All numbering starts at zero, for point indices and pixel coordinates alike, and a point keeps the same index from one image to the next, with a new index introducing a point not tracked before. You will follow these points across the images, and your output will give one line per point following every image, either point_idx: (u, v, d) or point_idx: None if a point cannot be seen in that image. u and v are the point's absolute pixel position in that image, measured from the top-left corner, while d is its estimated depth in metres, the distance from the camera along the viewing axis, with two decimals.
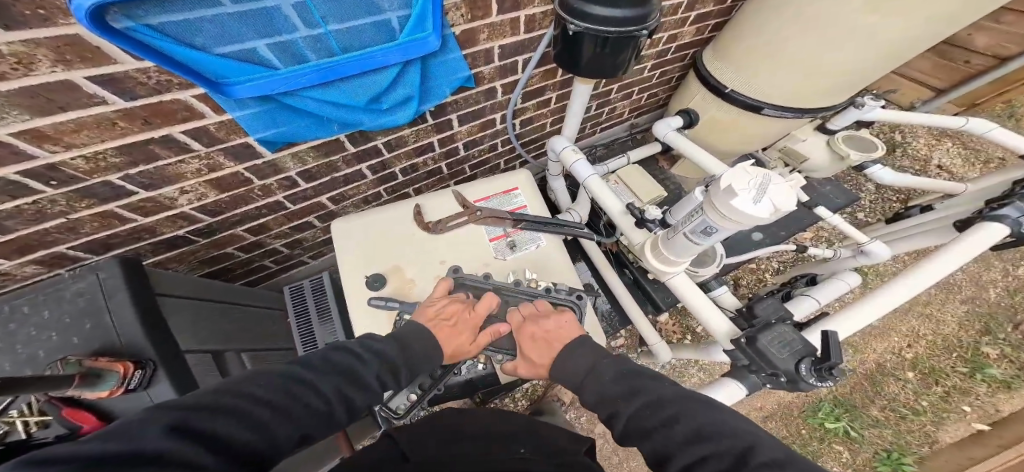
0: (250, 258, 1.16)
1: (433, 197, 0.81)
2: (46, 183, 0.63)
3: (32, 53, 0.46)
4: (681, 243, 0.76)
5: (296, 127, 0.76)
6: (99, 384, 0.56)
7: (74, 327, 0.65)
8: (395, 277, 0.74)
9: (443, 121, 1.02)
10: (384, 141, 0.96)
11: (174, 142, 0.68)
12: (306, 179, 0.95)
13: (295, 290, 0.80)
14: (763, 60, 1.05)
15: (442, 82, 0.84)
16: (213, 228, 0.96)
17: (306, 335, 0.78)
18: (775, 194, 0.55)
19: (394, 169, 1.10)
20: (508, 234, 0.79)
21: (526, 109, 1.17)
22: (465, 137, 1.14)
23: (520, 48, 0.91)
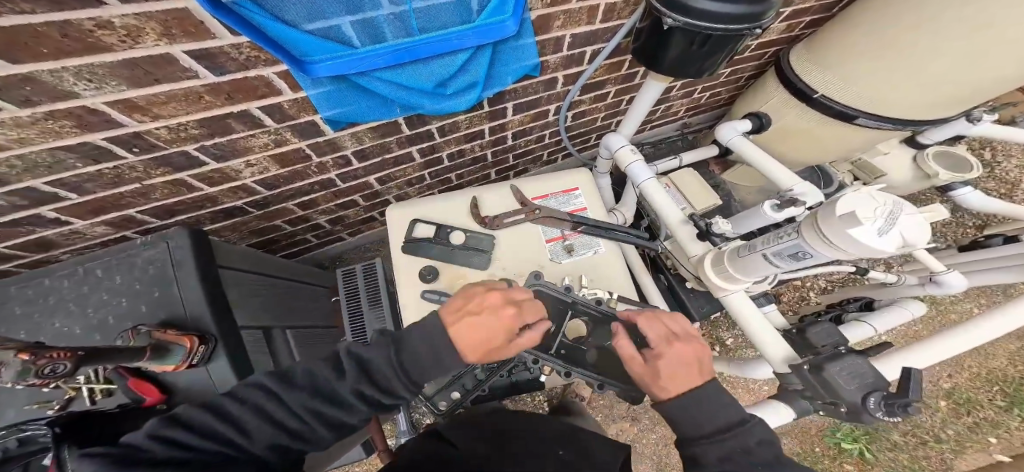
0: (295, 232, 1.18)
1: (490, 190, 0.78)
2: (129, 150, 0.65)
3: (141, 27, 0.44)
4: (756, 264, 0.69)
5: (360, 106, 0.74)
6: (165, 357, 0.56)
7: (143, 294, 0.68)
8: (448, 271, 0.72)
9: (499, 108, 0.98)
10: (438, 126, 0.94)
11: (249, 117, 0.67)
12: (359, 159, 0.94)
13: (346, 273, 0.77)
14: (878, 64, 0.91)
15: (508, 69, 0.80)
16: (267, 200, 0.97)
17: (355, 322, 0.73)
18: (907, 225, 0.47)
19: (442, 154, 1.08)
20: (566, 236, 0.75)
21: (582, 102, 1.12)
22: (516, 127, 1.10)
23: (591, 39, 0.85)
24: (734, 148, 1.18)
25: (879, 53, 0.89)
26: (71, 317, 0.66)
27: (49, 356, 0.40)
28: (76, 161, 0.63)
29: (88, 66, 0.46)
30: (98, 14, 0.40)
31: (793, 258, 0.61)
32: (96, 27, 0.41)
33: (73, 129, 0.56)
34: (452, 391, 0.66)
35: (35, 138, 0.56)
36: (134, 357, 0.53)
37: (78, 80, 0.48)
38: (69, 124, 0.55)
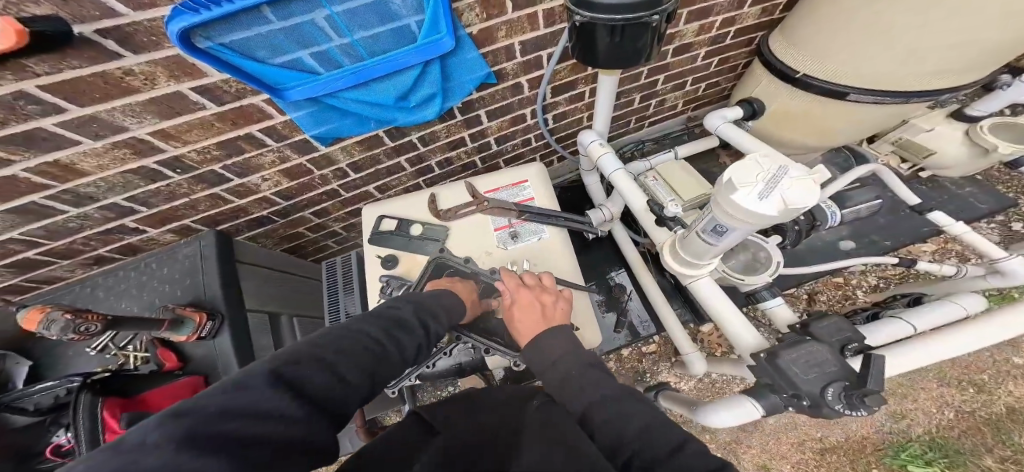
0: (317, 238, 1.37)
1: (447, 188, 0.86)
2: (173, 171, 0.85)
3: (154, 71, 0.62)
4: (699, 245, 0.72)
5: (341, 124, 0.89)
6: (179, 327, 0.75)
7: (179, 281, 0.87)
8: (406, 260, 0.81)
9: (473, 117, 1.07)
10: (418, 136, 1.05)
11: (253, 138, 0.85)
12: (354, 170, 1.09)
13: (330, 267, 0.94)
14: (849, 42, 0.92)
15: (464, 79, 0.89)
16: (287, 210, 1.16)
17: (333, 307, 0.89)
18: (788, 188, 0.51)
19: (431, 163, 1.20)
20: (513, 225, 0.81)
21: (559, 103, 1.16)
22: (496, 132, 1.17)
23: (542, 43, 0.92)
24: (722, 133, 1.10)
25: (853, 31, 0.90)
26: (132, 299, 0.88)
27: (86, 317, 0.65)
28: (139, 181, 0.85)
29: (127, 105, 0.66)
30: (122, 64, 0.59)
31: (717, 233, 0.64)
32: (124, 75, 0.61)
33: (131, 156, 0.77)
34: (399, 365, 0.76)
35: (108, 164, 0.77)
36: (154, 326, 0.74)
37: (125, 116, 0.68)
38: (128, 152, 0.76)
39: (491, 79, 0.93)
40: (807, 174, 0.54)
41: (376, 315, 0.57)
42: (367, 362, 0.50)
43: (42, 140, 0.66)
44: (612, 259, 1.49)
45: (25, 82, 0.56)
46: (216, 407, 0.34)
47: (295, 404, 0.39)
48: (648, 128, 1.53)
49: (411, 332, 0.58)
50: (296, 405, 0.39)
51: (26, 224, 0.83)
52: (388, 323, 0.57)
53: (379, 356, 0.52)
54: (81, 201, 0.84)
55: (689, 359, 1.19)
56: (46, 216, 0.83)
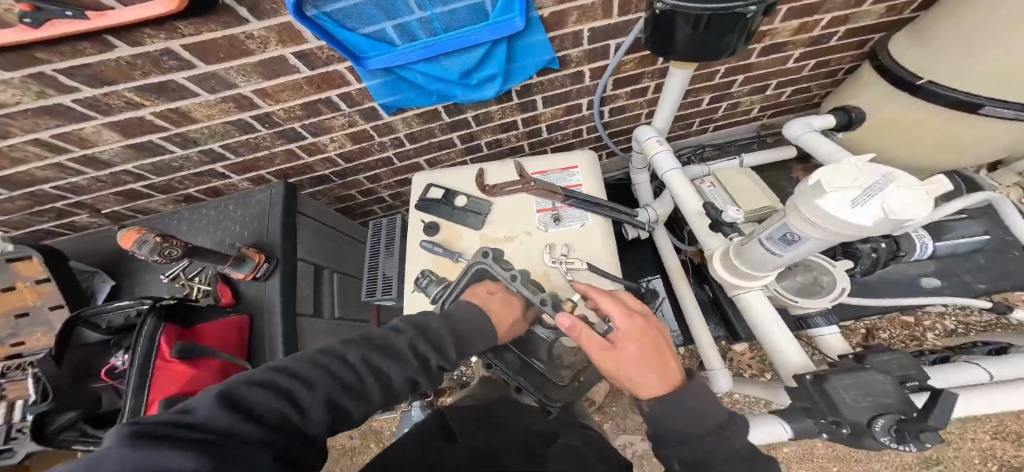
0: (365, 202, 1.45)
1: (495, 165, 0.88)
2: (263, 126, 0.94)
3: (269, 37, 0.70)
4: (757, 254, 0.66)
5: (407, 95, 0.93)
6: (241, 264, 0.83)
7: (249, 222, 0.96)
8: (447, 229, 0.83)
9: (528, 101, 1.07)
10: (474, 115, 1.08)
11: (331, 102, 0.92)
12: (411, 140, 1.14)
13: (376, 227, 0.98)
14: (1004, 45, 0.78)
15: (527, 62, 0.91)
16: (346, 171, 1.23)
17: (373, 265, 0.93)
18: (893, 196, 0.45)
19: (481, 142, 1.21)
20: (557, 208, 0.81)
21: (617, 97, 1.14)
22: (549, 120, 1.17)
23: (613, 33, 0.91)
24: (805, 145, 1.00)
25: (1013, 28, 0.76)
26: (208, 233, 0.98)
27: (170, 240, 0.74)
28: (234, 132, 0.95)
29: (241, 65, 0.74)
30: (246, 28, 0.67)
31: (787, 245, 0.59)
32: (246, 38, 0.69)
33: (234, 109, 0.87)
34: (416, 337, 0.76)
35: (215, 115, 0.87)
36: (220, 260, 0.80)
37: (238, 74, 0.76)
38: (232, 106, 0.86)
39: (554, 64, 0.94)
40: (919, 184, 0.47)
41: (365, 336, 0.51)
42: (342, 386, 0.44)
43: (171, 91, 0.77)
44: (648, 264, 1.43)
45: (174, 41, 0.66)
46: (166, 420, 0.31)
47: (243, 426, 0.33)
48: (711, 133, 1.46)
49: (408, 359, 0.51)
50: (241, 427, 0.33)
51: (139, 158, 0.96)
52: (379, 342, 0.51)
53: (353, 384, 0.45)
54: (185, 144, 0.95)
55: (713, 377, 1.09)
56: (156, 154, 0.95)
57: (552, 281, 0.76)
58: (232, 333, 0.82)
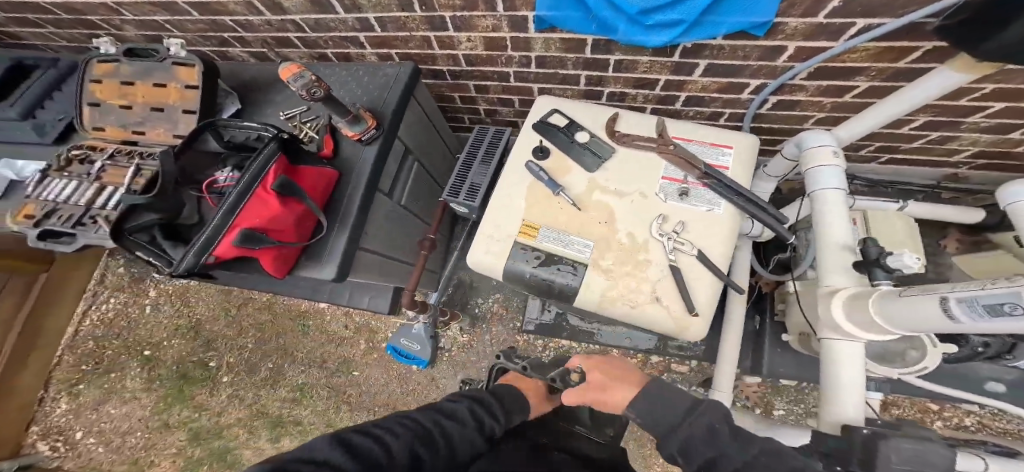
0: (455, 109, 1.31)
1: (635, 115, 0.76)
2: (418, 6, 0.85)
3: None
4: (920, 312, 0.49)
5: (567, 16, 0.78)
6: (356, 123, 0.79)
7: (367, 86, 0.93)
8: (557, 158, 0.75)
9: (688, 63, 0.85)
10: (617, 59, 0.89)
11: (493, 3, 0.80)
12: (537, 64, 1.00)
13: (479, 133, 0.92)
14: None
15: (724, 20, 0.68)
16: (461, 73, 1.11)
17: (463, 170, 0.88)
18: None
19: (604, 89, 1.04)
20: (687, 182, 0.70)
21: (800, 90, 0.87)
22: (696, 92, 0.95)
23: (875, 11, 0.61)
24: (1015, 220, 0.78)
25: None
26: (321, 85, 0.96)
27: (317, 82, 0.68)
28: (392, 6, 0.86)
29: None
30: None
31: (981, 316, 0.43)
32: None
33: None
34: (483, 249, 0.73)
35: None
36: (341, 112, 0.75)
37: None
38: None
39: (760, 33, 0.69)
40: None
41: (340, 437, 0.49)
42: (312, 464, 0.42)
43: None
44: None
45: None
46: None
47: None
48: (868, 170, 1.14)
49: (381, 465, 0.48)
50: None
51: (311, 14, 0.93)
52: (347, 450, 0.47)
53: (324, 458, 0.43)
54: (351, 8, 0.89)
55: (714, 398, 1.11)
56: (324, 12, 0.91)
57: (649, 253, 0.66)
58: (324, 188, 0.78)
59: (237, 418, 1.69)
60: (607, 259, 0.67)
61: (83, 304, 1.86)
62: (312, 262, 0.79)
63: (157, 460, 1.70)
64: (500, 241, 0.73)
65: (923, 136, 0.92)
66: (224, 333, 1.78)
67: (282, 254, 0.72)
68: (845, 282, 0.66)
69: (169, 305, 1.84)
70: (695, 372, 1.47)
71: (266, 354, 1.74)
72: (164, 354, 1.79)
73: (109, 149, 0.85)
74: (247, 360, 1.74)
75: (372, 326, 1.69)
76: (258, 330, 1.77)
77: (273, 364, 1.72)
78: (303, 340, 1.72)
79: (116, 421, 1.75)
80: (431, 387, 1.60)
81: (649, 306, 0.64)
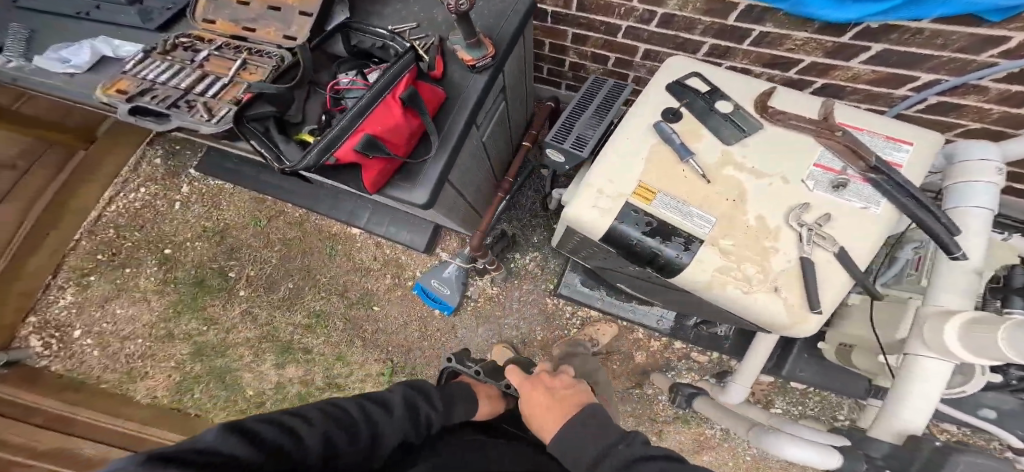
0: (542, 58, 1.23)
1: (794, 93, 0.69)
2: None
3: None
4: None
5: None
6: (476, 49, 0.72)
7: (480, 11, 0.84)
8: (692, 122, 0.67)
9: (851, 47, 0.78)
10: (766, 32, 0.83)
11: None
12: (660, 22, 0.91)
13: (592, 85, 0.85)
14: None
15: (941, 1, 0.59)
16: (564, 18, 1.01)
17: (569, 121, 0.82)
18: None
19: (726, 61, 0.98)
20: (843, 175, 0.61)
21: (975, 94, 0.80)
22: (840, 81, 0.89)
23: None
24: None
25: None
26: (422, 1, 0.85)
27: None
28: None
29: None
30: None
31: None
32: None
33: None
34: (583, 201, 0.66)
35: None
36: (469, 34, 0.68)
37: None
38: None
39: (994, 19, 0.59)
40: None
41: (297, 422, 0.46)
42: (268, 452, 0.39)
43: None
44: None
45: None
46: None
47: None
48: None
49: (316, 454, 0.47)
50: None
51: None
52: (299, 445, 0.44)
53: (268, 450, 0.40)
54: None
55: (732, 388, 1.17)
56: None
57: (778, 241, 0.60)
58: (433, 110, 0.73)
59: (245, 336, 1.67)
60: (729, 240, 0.61)
61: (113, 189, 1.80)
62: (402, 184, 0.74)
63: (151, 373, 1.67)
64: (609, 196, 0.65)
65: None
66: (250, 242, 1.74)
67: (385, 170, 0.68)
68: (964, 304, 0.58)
69: (199, 204, 1.78)
70: (714, 363, 1.48)
71: (289, 272, 1.70)
72: (184, 255, 1.74)
73: (216, 41, 0.84)
74: (267, 275, 1.71)
75: (401, 262, 1.66)
76: (284, 245, 1.72)
77: (293, 285, 1.69)
78: (328, 264, 1.69)
79: (121, 322, 1.70)
80: (451, 334, 1.61)
81: (763, 294, 0.59)
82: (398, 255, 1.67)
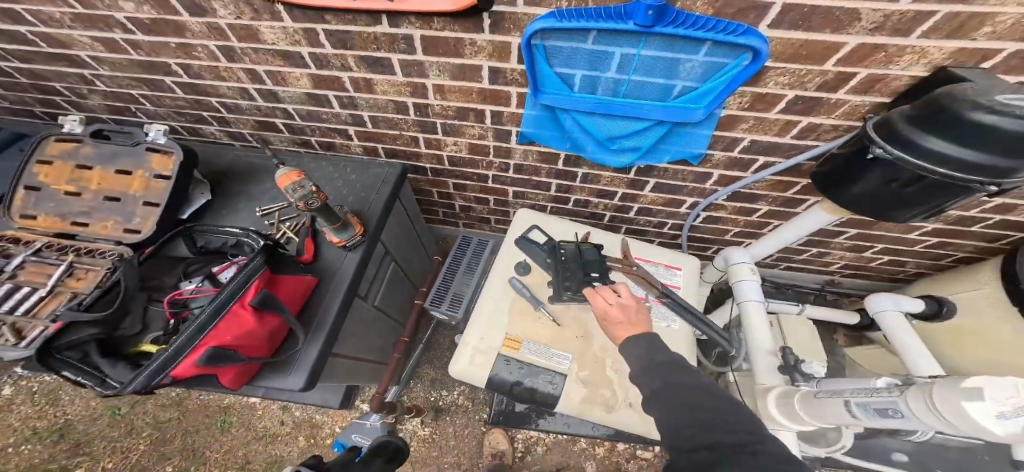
0: (432, 203, 1.38)
1: (603, 233, 0.80)
2: (414, 112, 0.92)
3: (486, 50, 0.71)
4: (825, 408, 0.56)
5: (550, 135, 0.89)
6: (342, 231, 0.77)
7: (353, 188, 0.94)
8: (537, 274, 0.75)
9: (642, 181, 1.01)
10: (585, 172, 1.02)
11: (482, 116, 0.89)
12: (514, 169, 1.09)
13: (463, 242, 0.93)
14: None
15: (672, 149, 0.85)
16: (440, 172, 1.17)
17: (446, 278, 0.89)
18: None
19: (572, 197, 1.16)
20: (647, 300, 0.71)
21: (721, 209, 1.07)
22: (646, 204, 1.11)
23: (772, 152, 0.80)
24: (881, 324, 0.97)
25: None
26: None
27: (316, 197, 0.67)
28: (388, 109, 0.92)
29: (448, 64, 0.76)
30: (477, 37, 0.69)
31: (874, 414, 0.50)
32: (469, 45, 0.70)
33: (405, 94, 0.86)
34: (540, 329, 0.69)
35: (390, 94, 0.87)
36: (329, 222, 0.74)
37: (438, 71, 0.78)
38: (407, 90, 0.85)
39: (693, 159, 0.87)
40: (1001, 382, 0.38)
41: None
42: None
43: (380, 66, 0.79)
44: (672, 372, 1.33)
45: (421, 32, 0.69)
46: None
47: None
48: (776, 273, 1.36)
49: None
50: None
51: (304, 105, 0.95)
52: None
53: None
54: (347, 106, 0.94)
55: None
56: (319, 105, 0.94)
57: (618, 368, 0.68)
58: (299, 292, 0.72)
59: None
60: (585, 372, 0.67)
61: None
62: (271, 374, 0.69)
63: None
64: (483, 351, 0.68)
65: (814, 251, 1.17)
66: (108, 434, 1.38)
67: (246, 368, 0.64)
68: (775, 383, 0.73)
69: (27, 404, 1.42)
70: (659, 458, 1.40)
71: (165, 455, 1.36)
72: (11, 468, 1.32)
73: (35, 242, 0.74)
74: (135, 461, 1.35)
75: (316, 420, 1.42)
76: (157, 431, 1.39)
77: (171, 469, 1.34)
78: (219, 438, 1.38)
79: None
80: None
81: (625, 413, 0.65)
82: (310, 412, 1.43)
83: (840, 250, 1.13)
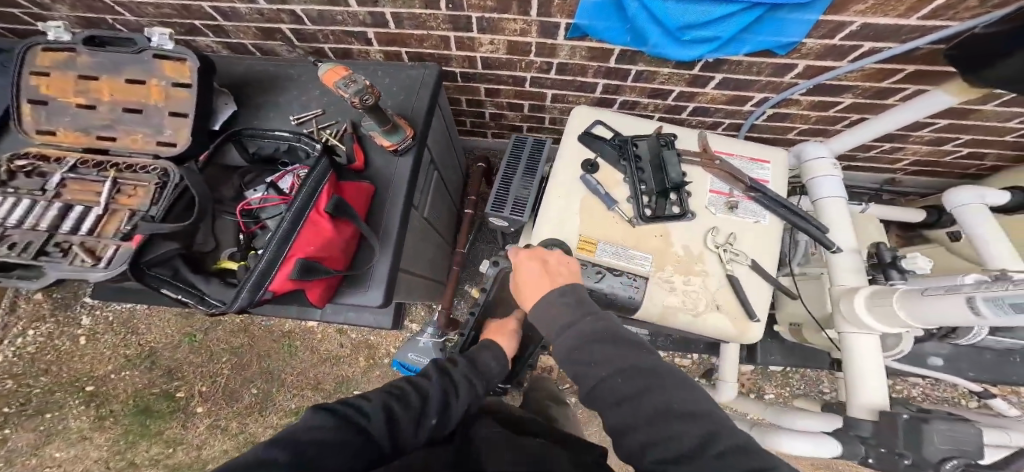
0: (460, 112, 1.32)
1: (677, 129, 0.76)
2: (445, 5, 0.80)
3: None
4: (945, 309, 0.57)
5: (606, 24, 0.78)
6: (392, 133, 0.75)
7: (394, 95, 0.88)
8: (605, 174, 0.74)
9: (704, 76, 0.91)
10: (640, 69, 0.93)
11: (528, 6, 0.76)
12: (557, 70, 1.00)
13: (517, 142, 0.93)
14: None
15: (752, 38, 0.74)
16: (473, 76, 1.08)
17: (502, 186, 0.87)
18: None
19: (619, 98, 1.09)
20: (732, 196, 0.70)
21: (794, 104, 0.97)
22: (705, 103, 1.03)
23: (880, 36, 0.69)
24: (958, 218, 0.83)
25: None
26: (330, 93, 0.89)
27: (371, 92, 0.65)
28: (418, 5, 0.81)
29: None
30: None
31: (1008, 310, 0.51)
32: None
33: None
34: (612, 236, 0.71)
35: None
36: (382, 123, 0.72)
37: None
38: None
39: (780, 51, 0.76)
40: None
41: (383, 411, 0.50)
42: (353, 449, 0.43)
43: None
44: None
45: None
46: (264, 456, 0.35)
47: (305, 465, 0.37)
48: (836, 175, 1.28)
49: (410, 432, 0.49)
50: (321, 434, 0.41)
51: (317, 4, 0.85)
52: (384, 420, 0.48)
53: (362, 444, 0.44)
54: (366, 2, 0.82)
55: (722, 387, 1.24)
56: (331, 3, 0.83)
57: (704, 264, 0.68)
58: (360, 199, 0.74)
59: (221, 450, 1.47)
60: (666, 271, 0.68)
61: None
62: (354, 287, 0.73)
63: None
64: None
65: (881, 147, 1.06)
66: (190, 359, 1.53)
67: (333, 279, 0.68)
68: (858, 282, 0.74)
69: (110, 333, 1.54)
70: (694, 362, 1.50)
71: (248, 379, 1.51)
72: (114, 388, 1.50)
73: (67, 159, 0.75)
74: (223, 386, 1.51)
75: (371, 341, 1.53)
76: (234, 354, 1.53)
77: (257, 390, 1.50)
78: (291, 361, 1.52)
79: (65, 464, 1.46)
80: None
81: (710, 316, 0.66)
82: (365, 335, 1.54)
83: (917, 143, 1.01)
